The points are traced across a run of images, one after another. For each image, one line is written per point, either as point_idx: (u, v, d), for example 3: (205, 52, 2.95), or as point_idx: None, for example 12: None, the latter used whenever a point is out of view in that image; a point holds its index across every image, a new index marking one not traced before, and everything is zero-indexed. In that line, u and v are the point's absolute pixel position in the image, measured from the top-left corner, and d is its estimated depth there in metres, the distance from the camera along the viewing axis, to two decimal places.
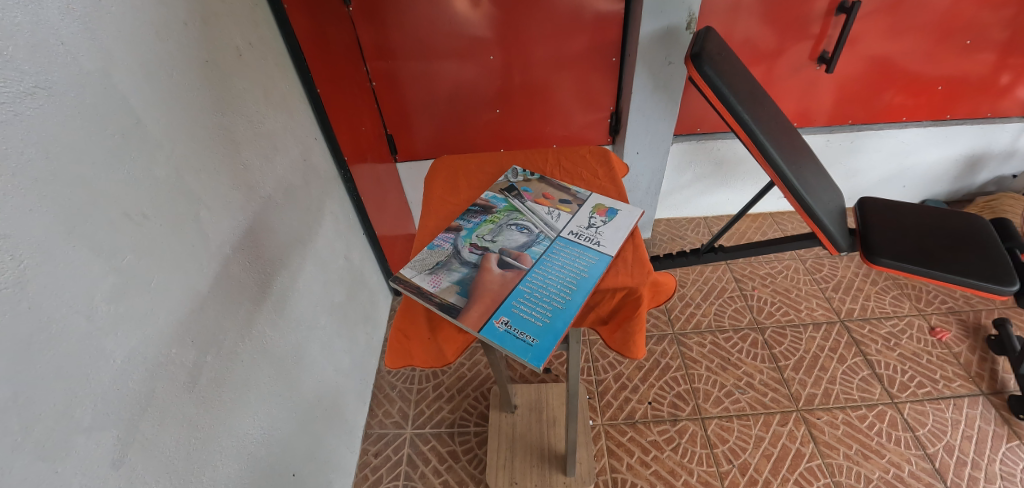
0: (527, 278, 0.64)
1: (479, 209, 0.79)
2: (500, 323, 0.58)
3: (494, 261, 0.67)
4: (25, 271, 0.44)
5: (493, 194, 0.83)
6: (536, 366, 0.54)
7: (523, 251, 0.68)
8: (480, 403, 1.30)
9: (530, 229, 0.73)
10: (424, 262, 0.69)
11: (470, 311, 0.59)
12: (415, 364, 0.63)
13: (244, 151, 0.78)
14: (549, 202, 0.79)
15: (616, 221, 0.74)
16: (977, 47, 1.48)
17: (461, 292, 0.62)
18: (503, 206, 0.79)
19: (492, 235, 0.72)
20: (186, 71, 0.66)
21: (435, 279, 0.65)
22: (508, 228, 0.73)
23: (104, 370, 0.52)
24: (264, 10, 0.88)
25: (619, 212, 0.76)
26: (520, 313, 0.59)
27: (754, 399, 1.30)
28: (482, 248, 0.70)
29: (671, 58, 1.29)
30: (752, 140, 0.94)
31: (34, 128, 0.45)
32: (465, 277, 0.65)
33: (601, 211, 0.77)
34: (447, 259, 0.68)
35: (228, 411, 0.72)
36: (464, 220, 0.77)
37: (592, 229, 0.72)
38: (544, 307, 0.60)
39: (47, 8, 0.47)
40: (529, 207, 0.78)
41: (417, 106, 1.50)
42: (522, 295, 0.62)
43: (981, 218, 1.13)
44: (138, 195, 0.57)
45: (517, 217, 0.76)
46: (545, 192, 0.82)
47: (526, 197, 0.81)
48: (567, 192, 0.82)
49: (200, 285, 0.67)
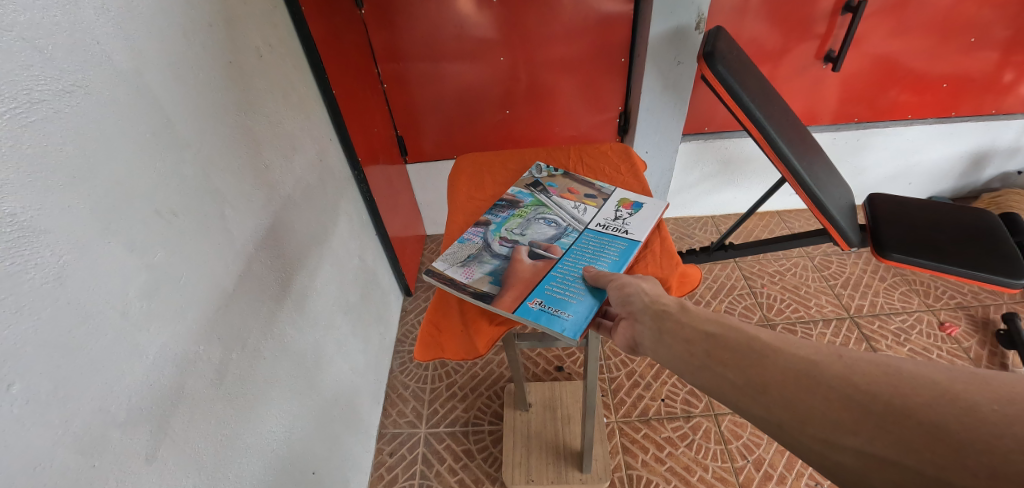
0: (558, 265, 0.66)
1: (505, 203, 0.81)
2: (535, 303, 0.60)
3: (525, 252, 0.69)
4: (65, 266, 0.45)
5: (517, 190, 0.84)
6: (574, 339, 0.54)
7: (552, 242, 0.70)
8: (494, 402, 1.30)
9: (558, 222, 0.74)
10: (455, 255, 0.71)
11: (504, 296, 0.61)
12: (446, 357, 0.63)
13: (265, 151, 0.79)
14: (575, 197, 0.80)
15: (642, 212, 0.75)
16: (982, 45, 1.49)
17: (494, 282, 0.64)
18: (529, 201, 0.80)
19: (521, 229, 0.74)
20: (211, 71, 0.67)
21: (468, 271, 0.67)
22: (536, 222, 0.75)
23: (138, 364, 0.52)
24: (281, 12, 0.89)
25: (645, 205, 0.76)
26: (554, 294, 0.61)
27: None
28: (511, 241, 0.72)
29: (681, 58, 1.30)
30: (766, 138, 0.96)
31: (73, 124, 0.46)
32: (497, 269, 0.66)
33: (627, 204, 0.78)
34: (477, 252, 0.70)
35: (252, 409, 0.72)
36: (492, 214, 0.78)
37: (619, 221, 0.73)
38: (576, 288, 0.62)
39: (84, 8, 0.48)
40: (555, 201, 0.80)
41: (428, 108, 1.51)
42: (554, 279, 0.63)
43: (990, 213, 1.13)
44: (168, 193, 0.58)
45: (544, 211, 0.77)
46: (570, 187, 0.83)
47: (551, 192, 0.82)
48: (591, 187, 0.83)
49: (226, 282, 0.68)
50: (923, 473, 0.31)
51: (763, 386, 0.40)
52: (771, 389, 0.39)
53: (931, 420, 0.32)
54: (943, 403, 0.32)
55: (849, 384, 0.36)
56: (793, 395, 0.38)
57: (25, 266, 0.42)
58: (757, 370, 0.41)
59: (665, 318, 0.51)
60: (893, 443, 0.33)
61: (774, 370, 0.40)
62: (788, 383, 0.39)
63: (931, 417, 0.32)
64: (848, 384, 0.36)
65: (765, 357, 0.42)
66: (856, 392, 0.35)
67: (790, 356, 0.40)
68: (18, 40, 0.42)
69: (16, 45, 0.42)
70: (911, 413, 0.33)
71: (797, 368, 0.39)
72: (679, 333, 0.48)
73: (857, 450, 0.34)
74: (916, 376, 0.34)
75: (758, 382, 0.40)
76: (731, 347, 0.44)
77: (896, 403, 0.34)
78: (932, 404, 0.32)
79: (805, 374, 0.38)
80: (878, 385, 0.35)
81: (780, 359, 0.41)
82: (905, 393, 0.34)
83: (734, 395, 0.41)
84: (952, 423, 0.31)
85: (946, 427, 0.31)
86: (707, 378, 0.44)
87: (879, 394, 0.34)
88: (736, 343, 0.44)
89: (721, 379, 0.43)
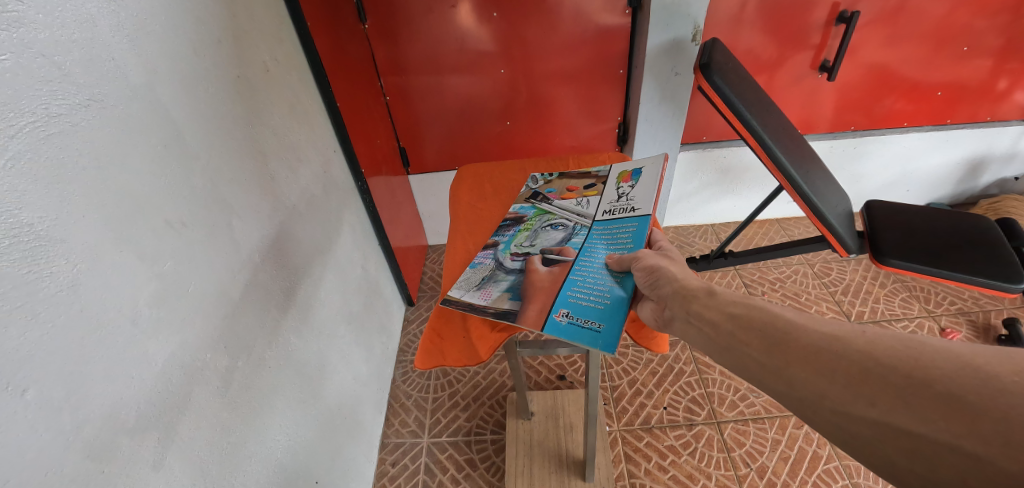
0: (576, 270, 0.66)
1: (511, 221, 0.82)
2: (561, 317, 0.58)
3: (538, 262, 0.70)
4: (78, 275, 0.47)
5: (519, 205, 0.86)
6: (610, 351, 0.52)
7: (563, 245, 0.72)
8: (496, 411, 1.30)
9: (566, 224, 0.77)
10: (469, 281, 0.72)
11: (527, 311, 0.61)
12: (448, 364, 0.64)
13: (271, 163, 0.81)
14: (576, 194, 0.84)
15: (642, 180, 0.76)
16: (975, 53, 1.52)
17: (514, 297, 0.65)
18: (533, 213, 0.83)
19: (531, 240, 0.76)
20: (220, 85, 0.69)
21: (485, 292, 0.68)
22: (545, 230, 0.77)
23: (147, 372, 0.54)
24: (288, 27, 0.92)
25: (643, 171, 0.78)
26: (579, 303, 0.60)
27: (769, 402, 1.30)
28: (523, 254, 0.73)
29: (678, 69, 1.32)
30: (762, 145, 0.97)
31: (88, 138, 0.48)
32: (514, 284, 0.68)
33: (626, 177, 0.80)
34: (492, 272, 0.71)
35: (257, 417, 0.73)
36: (499, 235, 0.80)
37: (623, 199, 0.76)
38: (599, 292, 0.60)
39: (100, 26, 0.50)
40: (557, 205, 0.82)
41: (429, 119, 1.53)
42: (576, 285, 0.63)
43: (987, 218, 1.14)
44: (178, 205, 0.59)
45: (550, 217, 0.80)
46: (568, 185, 0.87)
47: (552, 198, 0.85)
48: (589, 178, 0.87)
49: (232, 292, 0.69)
50: (938, 441, 0.34)
51: (786, 365, 0.43)
52: (794, 366, 0.42)
53: (949, 390, 0.35)
54: (961, 374, 0.35)
55: (871, 358, 0.39)
56: (815, 372, 0.41)
57: (41, 274, 0.44)
58: (785, 350, 0.44)
59: (695, 303, 0.53)
60: (909, 413, 0.35)
61: (798, 347, 0.43)
62: (813, 360, 0.42)
63: (949, 388, 0.35)
64: (870, 359, 0.39)
65: (789, 336, 0.45)
66: (878, 367, 0.38)
67: (815, 333, 0.43)
68: (39, 56, 0.44)
69: (36, 61, 0.44)
70: (930, 384, 0.35)
71: (821, 344, 0.42)
72: (708, 316, 0.51)
73: (875, 420, 0.37)
74: (939, 350, 0.36)
75: (782, 359, 0.43)
76: (756, 326, 0.47)
77: (915, 376, 0.36)
78: (951, 375, 0.35)
79: (829, 351, 0.41)
80: (899, 358, 0.37)
81: (808, 337, 0.43)
82: (925, 366, 0.36)
83: (758, 373, 0.45)
84: (970, 393, 0.34)
85: (962, 396, 0.34)
86: (734, 358, 0.47)
87: (900, 367, 0.37)
88: (762, 324, 0.47)
89: (747, 358, 0.46)
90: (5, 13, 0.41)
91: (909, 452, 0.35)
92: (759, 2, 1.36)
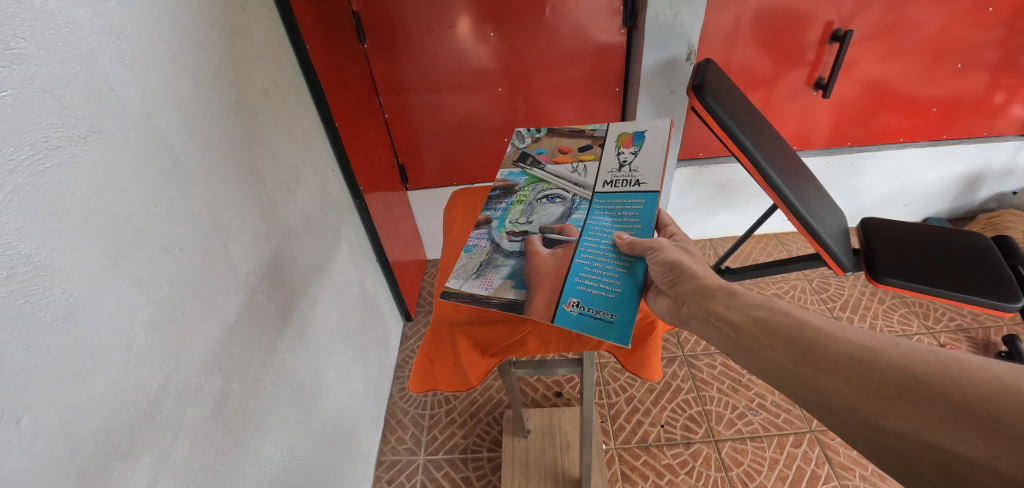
0: (581, 250, 0.66)
1: (502, 192, 0.83)
2: (571, 307, 0.59)
3: (539, 242, 0.70)
4: (75, 303, 0.48)
5: (508, 171, 0.86)
6: (625, 343, 0.54)
7: (564, 222, 0.72)
8: (492, 429, 1.30)
9: (564, 197, 0.77)
10: (466, 267, 0.70)
11: (534, 301, 0.61)
12: (439, 388, 0.69)
13: (268, 185, 0.82)
14: (570, 156, 0.83)
15: (645, 147, 0.77)
16: (970, 69, 1.53)
17: (518, 285, 0.64)
18: (524, 181, 0.83)
19: (526, 217, 0.75)
20: (219, 110, 0.70)
21: (486, 281, 0.67)
22: (540, 204, 0.77)
23: (141, 397, 0.54)
24: (287, 50, 0.94)
25: (645, 135, 0.79)
26: (589, 291, 0.61)
27: (767, 420, 1.29)
28: (520, 233, 0.73)
29: (673, 87, 1.35)
30: (755, 166, 0.99)
31: (86, 168, 0.49)
32: (516, 269, 0.67)
33: (627, 141, 0.80)
34: (490, 257, 0.70)
35: (251, 438, 0.73)
36: (492, 210, 0.79)
37: (626, 168, 0.75)
38: (608, 280, 0.61)
39: (100, 58, 0.51)
40: (551, 171, 0.82)
41: (429, 136, 1.55)
42: (583, 269, 0.64)
43: (983, 236, 1.14)
44: (175, 230, 0.60)
45: (543, 187, 0.80)
46: (561, 145, 0.86)
47: (543, 161, 0.84)
48: (583, 137, 0.86)
49: (228, 314, 0.69)
50: (974, 460, 0.36)
51: (816, 373, 0.46)
52: (825, 375, 0.45)
53: (986, 411, 0.37)
54: (999, 395, 0.37)
55: (907, 374, 0.41)
56: (847, 383, 0.43)
57: (38, 304, 0.44)
58: (814, 356, 0.47)
59: (714, 303, 0.58)
60: (945, 430, 0.38)
61: (829, 356, 0.46)
62: (845, 370, 0.44)
63: (988, 410, 0.37)
64: (905, 374, 0.41)
65: (819, 344, 0.47)
66: (914, 382, 0.40)
67: (847, 344, 0.46)
68: (39, 91, 0.45)
69: (37, 95, 0.45)
70: (967, 404, 0.37)
71: (854, 356, 0.44)
72: (729, 318, 0.55)
73: (909, 434, 0.39)
74: (974, 370, 0.39)
75: (813, 367, 0.46)
76: (782, 331, 0.50)
77: (951, 394, 0.38)
78: (989, 397, 0.37)
79: (862, 363, 0.44)
80: (935, 377, 0.40)
81: (837, 345, 0.46)
82: (961, 385, 0.38)
83: (784, 377, 0.48)
84: (1008, 415, 0.36)
85: (999, 417, 0.36)
86: (759, 361, 0.51)
87: (935, 385, 0.39)
88: (790, 330, 0.50)
89: (772, 361, 0.49)
90: (7, 51, 0.43)
91: (942, 468, 0.37)
92: (753, 19, 1.37)
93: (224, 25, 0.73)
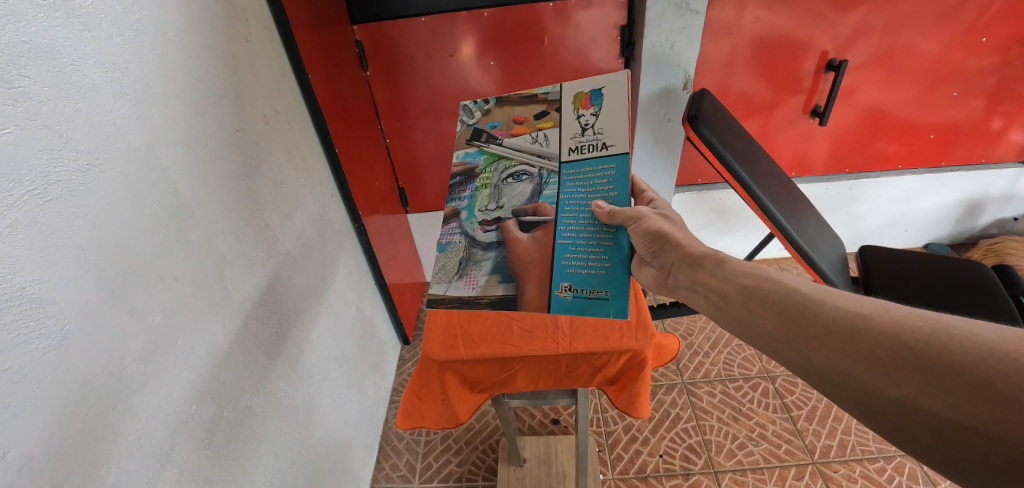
0: (561, 229, 0.66)
1: (462, 177, 0.77)
2: (565, 292, 0.61)
3: (515, 228, 0.69)
4: (68, 335, 0.48)
5: (463, 151, 0.79)
6: (624, 317, 0.57)
7: (536, 201, 0.69)
8: (488, 456, 1.28)
9: (530, 173, 0.73)
10: (445, 268, 0.68)
11: (526, 293, 0.62)
12: (427, 424, 0.78)
13: (267, 211, 0.83)
14: (527, 127, 0.76)
15: (605, 105, 0.69)
16: (966, 96, 1.54)
17: (505, 280, 0.64)
18: (483, 160, 0.77)
19: (496, 201, 0.72)
20: (220, 140, 0.72)
21: (471, 280, 0.66)
22: (507, 184, 0.73)
23: (129, 426, 0.54)
24: (289, 78, 0.96)
25: (603, 91, 0.70)
26: (578, 273, 0.62)
27: (768, 451, 1.26)
28: (493, 221, 0.71)
29: (670, 115, 1.38)
30: (751, 195, 0.99)
31: (85, 202, 0.50)
32: (499, 262, 0.66)
33: (585, 101, 0.72)
34: (468, 253, 0.68)
35: (240, 467, 0.72)
36: (456, 199, 0.75)
37: (590, 132, 0.70)
38: (595, 258, 0.62)
39: (103, 93, 0.53)
40: (510, 146, 0.76)
41: (429, 160, 1.58)
42: (568, 250, 0.64)
43: (984, 265, 1.14)
44: (170, 259, 0.61)
45: (506, 165, 0.75)
46: (514, 115, 0.78)
47: (499, 135, 0.78)
48: (536, 102, 0.77)
49: (221, 342, 0.70)
50: (966, 425, 0.34)
51: (804, 340, 0.45)
52: (813, 341, 0.44)
53: (977, 378, 0.35)
54: (990, 361, 0.35)
55: (896, 340, 0.39)
56: (835, 349, 0.42)
57: (30, 337, 0.45)
58: (800, 322, 0.46)
59: (700, 272, 0.58)
60: (936, 396, 0.36)
61: (818, 322, 0.44)
62: (833, 336, 0.43)
63: (979, 376, 0.35)
64: (894, 340, 0.39)
65: (807, 311, 0.46)
66: (902, 348, 0.39)
67: (835, 310, 0.44)
68: (42, 127, 0.46)
69: (39, 132, 0.46)
70: (958, 370, 0.36)
71: (843, 322, 0.43)
72: (717, 287, 0.55)
73: (899, 400, 0.38)
74: (967, 337, 0.37)
75: (801, 334, 0.45)
76: (770, 299, 0.49)
77: (941, 360, 0.37)
78: (980, 362, 0.35)
79: (850, 329, 0.42)
80: (927, 343, 0.38)
81: (825, 311, 0.45)
82: (953, 351, 0.36)
83: (773, 344, 0.48)
84: (1000, 380, 0.34)
85: (990, 383, 0.34)
86: (748, 328, 0.51)
87: (925, 350, 0.38)
88: (778, 298, 0.49)
89: (761, 328, 0.49)
90: (12, 90, 0.44)
91: (932, 432, 0.36)
92: (750, 47, 1.40)
93: (229, 58, 0.75)
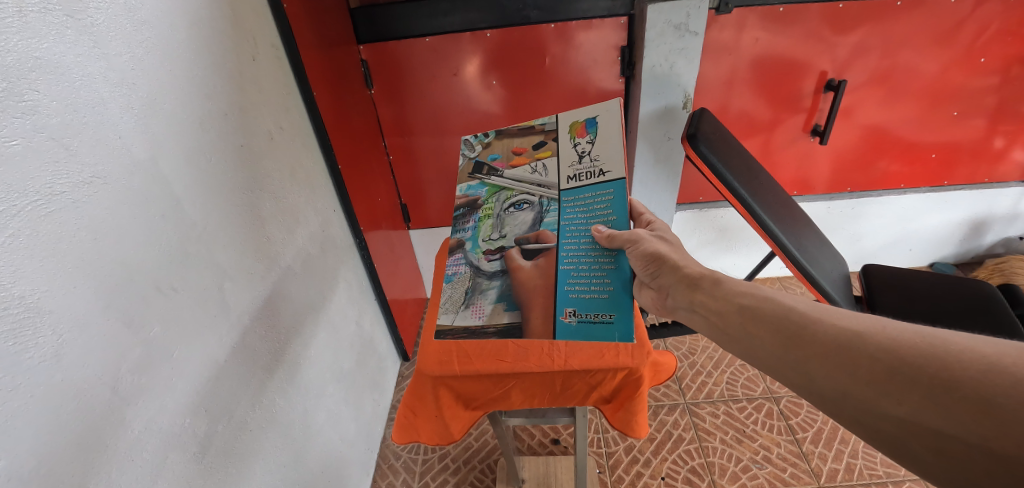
0: (562, 254, 0.66)
1: (465, 209, 0.79)
2: (568, 317, 0.60)
3: (518, 256, 0.70)
4: (62, 345, 0.48)
5: (465, 185, 0.81)
6: (629, 341, 0.56)
7: (537, 229, 0.70)
8: (486, 476, 1.25)
9: (531, 203, 0.74)
10: (453, 299, 0.70)
11: (532, 320, 0.62)
12: (422, 439, 0.77)
13: (268, 225, 0.84)
14: (527, 157, 0.77)
15: (600, 133, 0.69)
16: (967, 115, 1.55)
17: (510, 308, 0.65)
18: (485, 192, 0.79)
19: (499, 231, 0.74)
20: (224, 155, 0.73)
21: (477, 309, 0.67)
22: (509, 213, 0.75)
23: (122, 438, 0.54)
24: (294, 95, 0.98)
25: (597, 119, 0.70)
26: (581, 297, 0.61)
27: (773, 475, 1.23)
28: (497, 250, 0.72)
29: (670, 134, 1.39)
30: (750, 211, 0.99)
31: (87, 213, 0.51)
32: (503, 290, 0.67)
33: (580, 129, 0.72)
34: (473, 283, 0.70)
35: (232, 483, 0.71)
36: (460, 230, 0.77)
37: (586, 159, 0.70)
38: (598, 282, 0.62)
39: (110, 107, 0.54)
40: (509, 177, 0.77)
41: (431, 177, 1.59)
42: (570, 275, 0.64)
43: (989, 284, 1.12)
44: (170, 270, 0.61)
45: (507, 196, 0.76)
46: (513, 147, 0.79)
47: (499, 167, 0.79)
48: (533, 133, 0.78)
49: (218, 354, 0.69)
50: (969, 442, 0.34)
51: (804, 360, 0.44)
52: (813, 360, 0.43)
53: (978, 393, 0.34)
54: (990, 376, 0.34)
55: (893, 356, 0.39)
56: (835, 368, 0.41)
57: (26, 345, 0.45)
58: (800, 341, 0.45)
59: (698, 292, 0.57)
60: (938, 412, 0.35)
61: (816, 341, 0.44)
62: (832, 355, 0.42)
63: (979, 390, 0.34)
64: (893, 357, 0.39)
65: (805, 330, 0.45)
66: (901, 365, 0.38)
67: (833, 329, 0.44)
68: (48, 140, 0.47)
69: (45, 143, 0.47)
70: (957, 386, 0.35)
71: (841, 341, 0.42)
72: (716, 308, 0.55)
73: (901, 418, 0.37)
74: (965, 351, 0.36)
75: (800, 354, 0.44)
76: (767, 319, 0.49)
77: (940, 376, 0.36)
78: (979, 377, 0.34)
79: (849, 347, 0.41)
80: (924, 358, 0.37)
81: (824, 330, 0.44)
82: (952, 367, 0.36)
83: (774, 364, 0.47)
84: (1000, 395, 0.33)
85: (990, 397, 0.33)
86: (749, 349, 0.50)
87: (924, 366, 0.37)
88: (776, 317, 0.48)
89: (762, 349, 0.48)
90: (21, 103, 0.45)
91: (935, 449, 0.35)
92: (749, 67, 1.41)
93: (235, 76, 0.77)
